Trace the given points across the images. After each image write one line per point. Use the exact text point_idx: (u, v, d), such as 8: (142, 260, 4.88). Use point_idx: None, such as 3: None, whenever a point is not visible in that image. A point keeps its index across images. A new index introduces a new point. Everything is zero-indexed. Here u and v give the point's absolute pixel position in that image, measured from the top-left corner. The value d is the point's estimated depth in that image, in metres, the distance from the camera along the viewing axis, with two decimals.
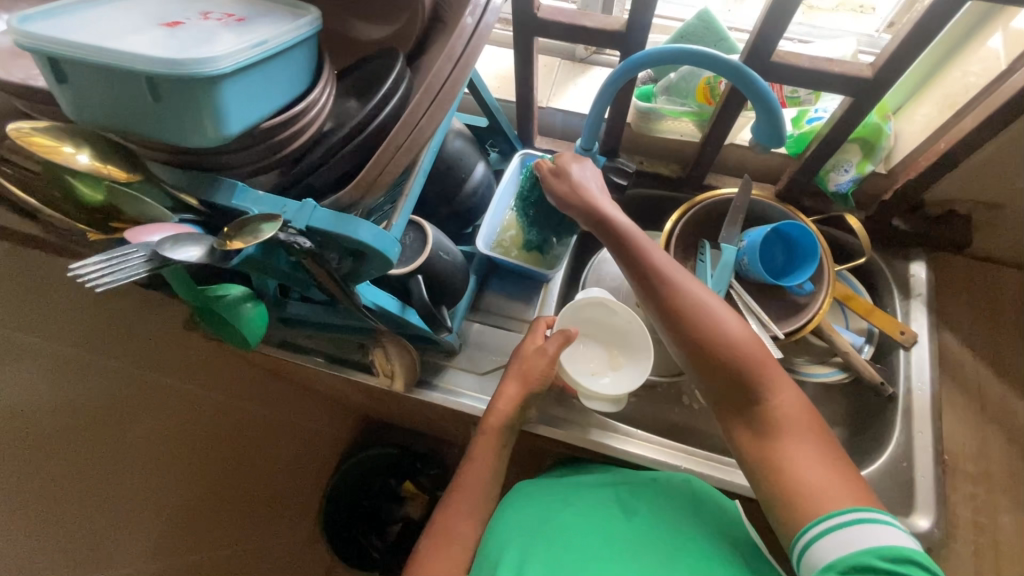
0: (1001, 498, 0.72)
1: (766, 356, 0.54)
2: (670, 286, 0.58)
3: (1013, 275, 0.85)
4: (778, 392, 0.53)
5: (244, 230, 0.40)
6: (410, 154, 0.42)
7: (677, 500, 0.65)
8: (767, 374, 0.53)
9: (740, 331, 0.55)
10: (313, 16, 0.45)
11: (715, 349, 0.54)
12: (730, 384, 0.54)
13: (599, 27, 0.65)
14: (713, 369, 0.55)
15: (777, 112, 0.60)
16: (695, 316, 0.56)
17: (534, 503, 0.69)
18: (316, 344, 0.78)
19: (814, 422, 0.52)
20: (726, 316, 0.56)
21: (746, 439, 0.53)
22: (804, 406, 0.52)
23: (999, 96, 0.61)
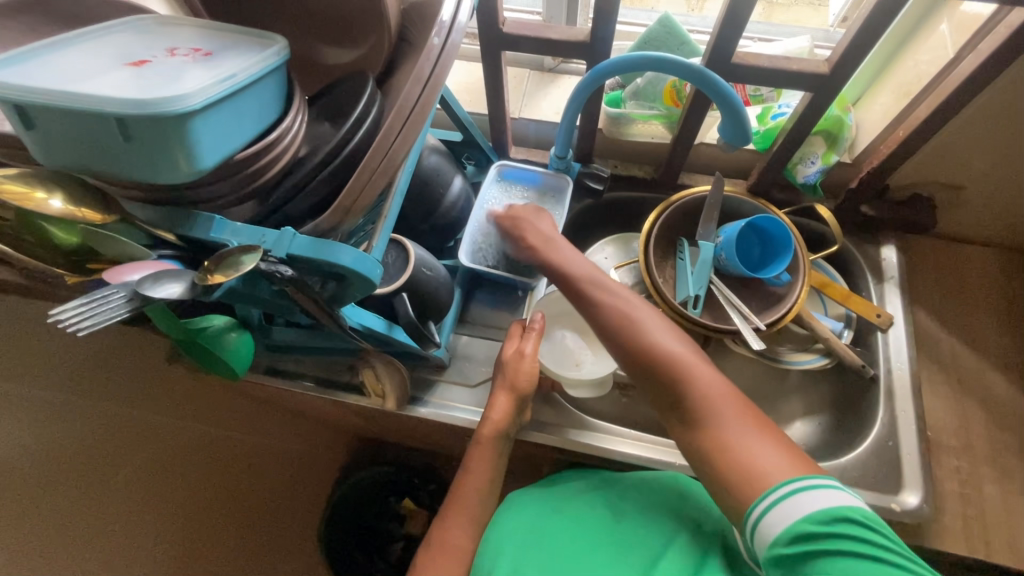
0: (985, 469, 0.74)
1: (679, 344, 0.55)
2: (604, 297, 0.60)
3: (978, 252, 0.88)
4: (702, 376, 0.53)
5: (225, 263, 0.40)
6: (386, 176, 0.43)
7: (668, 497, 0.65)
8: (682, 363, 0.54)
9: (663, 330, 0.57)
10: (280, 46, 0.46)
11: (637, 350, 0.56)
12: (657, 381, 0.55)
13: (564, 38, 0.67)
14: (642, 365, 0.56)
15: (741, 111, 0.62)
16: (620, 321, 0.58)
17: (524, 506, 0.69)
18: (304, 369, 0.77)
19: (742, 406, 0.51)
20: (642, 315, 0.58)
21: (682, 432, 0.54)
22: (725, 389, 0.52)
23: (950, 83, 0.64)
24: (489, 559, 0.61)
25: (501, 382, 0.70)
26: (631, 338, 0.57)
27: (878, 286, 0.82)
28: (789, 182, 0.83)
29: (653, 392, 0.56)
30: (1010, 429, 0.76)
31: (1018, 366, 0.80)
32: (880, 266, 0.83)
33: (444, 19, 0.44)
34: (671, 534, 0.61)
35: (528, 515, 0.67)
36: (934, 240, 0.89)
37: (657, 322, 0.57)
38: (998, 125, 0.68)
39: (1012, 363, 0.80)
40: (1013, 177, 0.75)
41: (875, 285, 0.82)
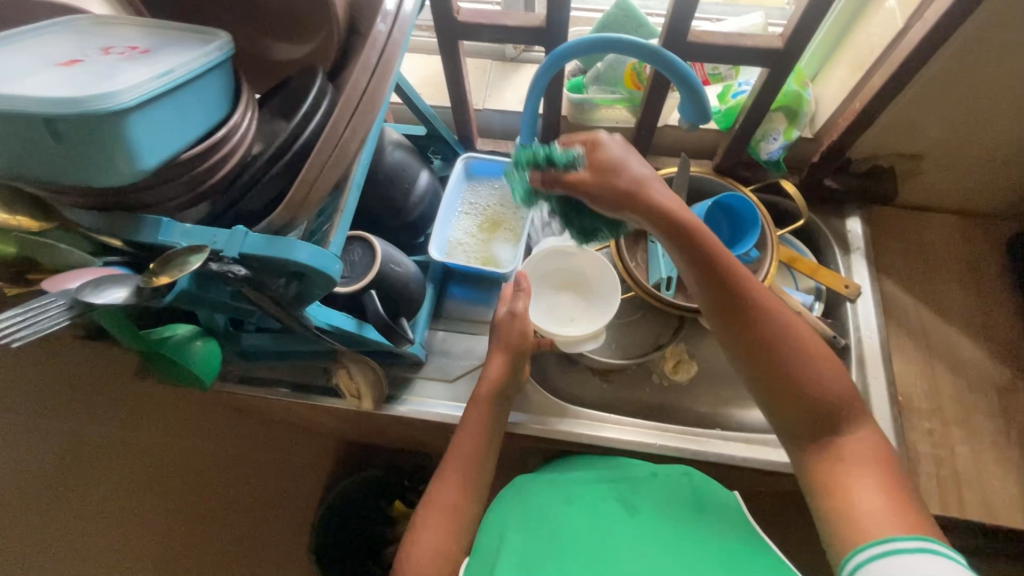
0: (956, 430, 0.76)
1: (842, 387, 0.52)
2: (765, 303, 0.54)
3: (938, 219, 0.90)
4: (854, 428, 0.51)
5: (170, 265, 0.39)
6: (338, 169, 0.42)
7: (678, 492, 0.64)
8: (850, 406, 0.51)
9: (834, 371, 0.53)
10: (223, 40, 0.44)
11: (796, 380, 0.52)
12: (804, 413, 0.52)
13: (520, 25, 0.66)
14: (784, 392, 0.52)
15: (699, 90, 0.62)
16: (802, 342, 0.53)
17: (523, 501, 0.68)
18: (279, 375, 0.75)
19: (883, 461, 0.49)
20: (813, 342, 0.53)
21: (812, 462, 0.51)
22: (877, 444, 0.50)
23: (900, 53, 0.65)
24: (492, 554, 0.60)
25: (498, 344, 0.70)
26: (796, 366, 0.52)
27: (845, 257, 0.83)
28: (754, 159, 0.83)
29: (795, 421, 0.52)
30: (977, 390, 0.78)
31: (982, 327, 0.82)
32: (846, 238, 0.84)
33: (388, 7, 0.44)
34: (676, 523, 0.60)
35: (531, 510, 0.65)
36: (897, 210, 0.91)
37: (823, 353, 0.53)
38: (950, 92, 0.69)
39: (976, 324, 0.82)
40: (968, 143, 0.76)
41: (843, 256, 0.83)
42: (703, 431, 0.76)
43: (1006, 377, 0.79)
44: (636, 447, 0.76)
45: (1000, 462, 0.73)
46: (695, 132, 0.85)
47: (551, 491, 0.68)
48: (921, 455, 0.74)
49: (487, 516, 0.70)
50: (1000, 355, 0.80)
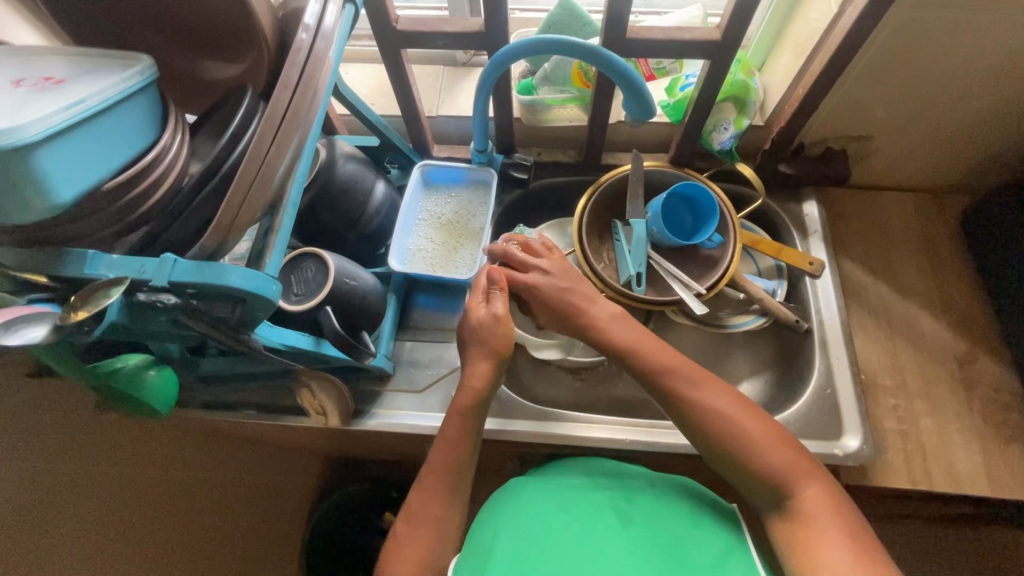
0: (920, 404, 0.77)
1: (781, 447, 0.55)
2: (684, 388, 0.59)
3: (893, 197, 0.91)
4: (806, 489, 0.53)
5: (87, 298, 0.39)
6: (267, 188, 0.41)
7: (677, 501, 0.65)
8: (789, 466, 0.54)
9: (768, 434, 0.56)
10: (144, 64, 0.44)
11: (736, 451, 0.55)
12: (761, 485, 0.55)
13: (459, 30, 0.66)
14: (733, 465, 0.56)
15: (641, 86, 0.63)
16: (737, 417, 0.57)
17: (519, 500, 0.66)
18: (245, 398, 0.74)
19: (842, 514, 0.50)
20: (741, 412, 0.57)
21: (782, 529, 0.53)
22: (830, 497, 0.52)
23: (835, 38, 0.66)
24: (485, 551, 0.59)
25: (481, 350, 0.66)
26: (738, 443, 0.55)
27: (803, 241, 0.84)
28: (707, 149, 0.84)
29: (757, 492, 0.55)
30: (938, 362, 0.79)
31: (940, 301, 0.84)
32: (803, 222, 0.86)
33: (309, 21, 0.45)
34: (669, 527, 0.61)
35: (524, 505, 0.64)
36: (852, 190, 0.92)
37: (762, 424, 0.56)
38: (890, 73, 0.70)
39: (934, 298, 0.84)
40: (912, 121, 0.78)
41: (801, 240, 0.85)
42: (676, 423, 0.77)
43: (965, 348, 0.80)
44: (610, 444, 0.76)
45: (963, 433, 0.75)
46: (649, 126, 0.85)
47: (546, 492, 0.67)
48: (888, 432, 0.75)
49: (478, 518, 0.67)
50: (958, 327, 0.82)
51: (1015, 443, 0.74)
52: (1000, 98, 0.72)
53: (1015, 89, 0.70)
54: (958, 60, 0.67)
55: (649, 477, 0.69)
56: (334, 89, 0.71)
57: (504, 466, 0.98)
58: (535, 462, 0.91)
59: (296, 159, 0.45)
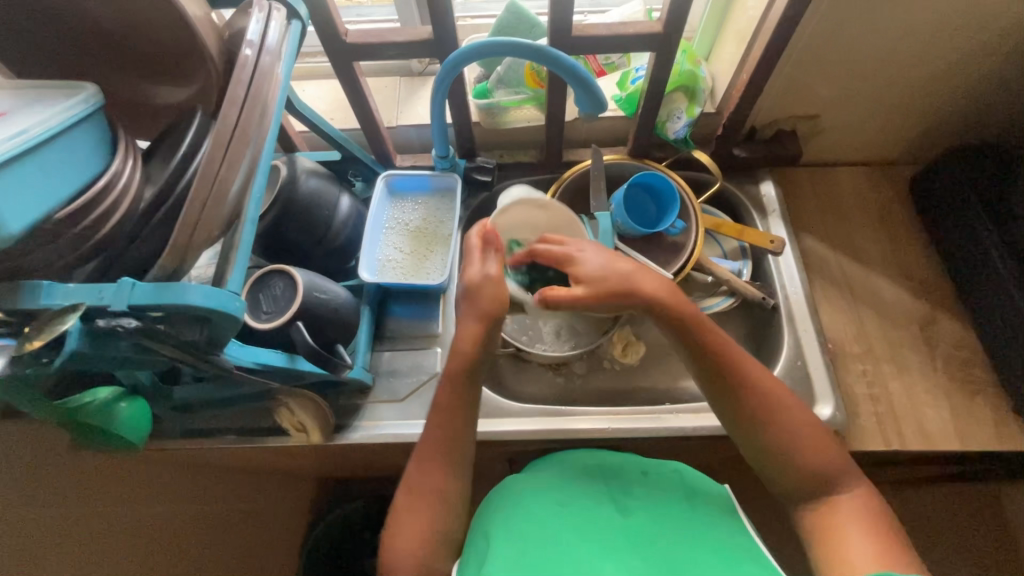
0: (887, 367, 0.80)
1: (827, 446, 0.56)
2: (740, 373, 0.59)
3: (844, 172, 0.95)
4: (849, 488, 0.55)
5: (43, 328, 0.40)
6: (221, 206, 0.41)
7: (674, 489, 0.66)
8: (833, 465, 0.55)
9: (814, 429, 0.57)
10: (90, 92, 0.44)
11: (784, 440, 0.56)
12: (805, 484, 0.55)
13: (407, 40, 0.67)
14: (771, 453, 0.57)
15: (590, 81, 0.64)
16: (785, 412, 0.57)
17: (513, 502, 0.64)
18: (225, 424, 0.73)
19: (879, 521, 0.52)
20: (794, 406, 0.58)
21: (810, 519, 0.55)
22: (872, 504, 0.54)
23: (770, 22, 0.68)
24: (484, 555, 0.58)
25: (470, 309, 0.66)
26: (782, 435, 0.56)
27: (763, 220, 0.87)
28: (663, 139, 0.86)
29: (793, 484, 0.56)
30: (900, 326, 0.83)
31: (898, 267, 0.87)
32: (762, 202, 0.89)
33: (251, 36, 0.45)
34: (670, 518, 0.61)
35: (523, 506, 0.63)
36: (806, 168, 0.95)
37: (809, 419, 0.58)
38: (827, 52, 0.73)
39: (892, 266, 0.87)
40: (853, 97, 0.81)
41: (761, 220, 0.87)
42: (655, 408, 0.78)
43: (925, 310, 0.84)
44: (594, 435, 0.77)
45: (930, 391, 0.78)
46: (606, 121, 0.87)
47: (536, 489, 0.66)
48: (859, 398, 0.78)
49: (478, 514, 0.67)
50: (917, 291, 0.85)
51: (979, 397, 0.77)
52: (933, 69, 0.76)
53: (945, 59, 0.74)
54: (889, 35, 0.70)
55: (644, 463, 0.70)
56: (291, 107, 0.71)
57: (494, 469, 0.98)
58: (524, 460, 0.92)
59: (251, 174, 0.45)
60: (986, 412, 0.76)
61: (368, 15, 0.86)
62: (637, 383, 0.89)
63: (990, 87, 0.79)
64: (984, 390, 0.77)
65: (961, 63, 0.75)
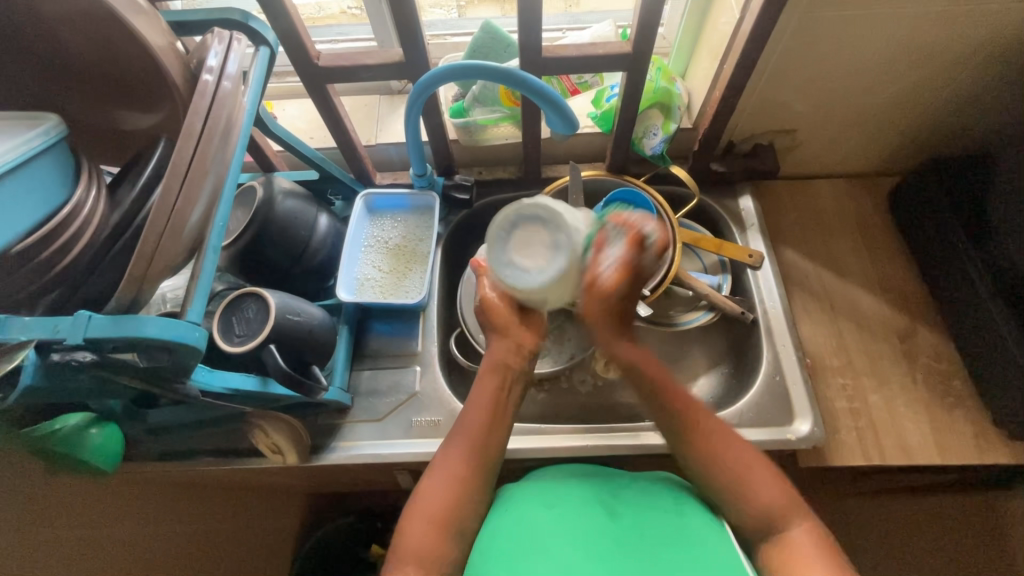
0: (867, 380, 0.79)
1: (771, 478, 0.57)
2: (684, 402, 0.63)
3: (822, 183, 0.96)
4: (797, 523, 0.55)
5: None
6: (179, 236, 0.41)
7: (661, 491, 0.65)
8: (782, 500, 0.56)
9: (757, 468, 0.58)
10: (52, 123, 0.44)
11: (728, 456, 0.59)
12: (751, 516, 0.56)
13: (379, 62, 0.67)
14: (724, 455, 0.59)
15: (560, 102, 0.64)
16: (730, 448, 0.59)
17: (486, 547, 0.58)
18: (202, 445, 0.73)
19: (828, 556, 0.52)
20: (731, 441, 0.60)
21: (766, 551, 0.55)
22: (816, 535, 0.54)
23: (740, 41, 0.69)
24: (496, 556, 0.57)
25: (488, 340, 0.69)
26: (730, 472, 0.58)
27: (742, 234, 0.88)
28: (641, 155, 0.87)
29: (743, 518, 0.57)
30: (880, 338, 0.82)
31: (877, 280, 0.87)
32: (741, 216, 0.89)
33: (211, 63, 0.46)
34: (655, 526, 0.60)
35: (535, 510, 0.62)
36: (786, 181, 0.96)
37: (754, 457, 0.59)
38: (798, 68, 0.74)
39: (871, 278, 0.87)
40: (827, 112, 0.82)
41: (740, 235, 0.88)
42: (636, 424, 0.77)
43: (905, 323, 0.84)
44: (573, 453, 0.76)
45: (910, 404, 0.77)
46: (584, 137, 0.88)
47: (499, 515, 0.62)
48: (839, 411, 0.77)
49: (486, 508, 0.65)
50: (896, 304, 0.85)
51: (958, 408, 0.77)
52: (906, 83, 0.76)
53: (917, 74, 0.75)
54: (859, 51, 0.71)
55: (636, 475, 0.69)
56: (264, 128, 0.71)
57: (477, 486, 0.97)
58: (507, 477, 0.91)
59: (213, 203, 0.45)
60: (965, 425, 0.76)
61: (347, 34, 0.89)
62: (619, 398, 0.88)
63: (962, 100, 0.79)
64: (964, 402, 0.77)
65: (932, 78, 0.75)
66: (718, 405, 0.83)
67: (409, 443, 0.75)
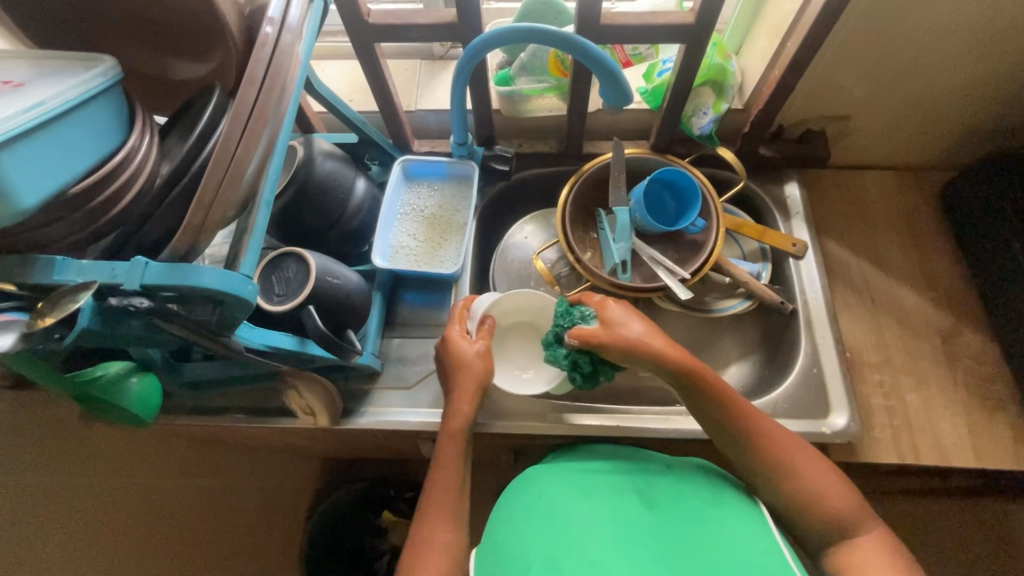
0: (907, 379, 0.78)
1: (833, 484, 0.57)
2: (730, 409, 0.61)
3: (871, 174, 0.92)
4: (866, 529, 0.54)
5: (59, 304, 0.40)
6: (238, 187, 0.41)
7: (699, 481, 0.63)
8: (851, 511, 0.55)
9: (824, 475, 0.57)
10: (109, 65, 0.44)
11: (799, 476, 0.57)
12: (813, 521, 0.56)
13: (431, 22, 0.65)
14: (784, 473, 0.58)
15: (617, 72, 0.62)
16: (802, 461, 0.58)
17: (513, 531, 0.59)
18: (235, 401, 0.73)
19: (900, 564, 0.52)
20: (794, 454, 0.58)
21: (832, 556, 0.55)
22: (884, 536, 0.54)
23: (807, 18, 0.66)
24: (523, 538, 0.58)
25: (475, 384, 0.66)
26: (783, 470, 0.58)
27: (785, 222, 0.85)
28: (687, 136, 0.84)
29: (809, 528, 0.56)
30: (921, 337, 0.80)
31: (923, 277, 0.84)
32: (785, 204, 0.87)
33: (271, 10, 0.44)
34: (686, 512, 0.59)
35: (561, 493, 0.62)
36: (833, 170, 0.93)
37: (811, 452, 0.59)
38: (865, 51, 0.71)
39: (917, 275, 0.84)
40: (888, 99, 0.78)
41: (784, 223, 0.85)
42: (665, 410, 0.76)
43: (949, 322, 0.81)
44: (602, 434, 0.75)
45: (948, 405, 0.76)
46: (629, 114, 0.85)
47: (528, 502, 0.62)
48: (874, 409, 0.76)
49: (511, 495, 0.67)
50: (941, 303, 0.83)
51: (999, 413, 0.75)
52: (978, 72, 0.73)
53: (990, 63, 0.71)
54: (932, 36, 0.67)
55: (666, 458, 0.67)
56: (308, 86, 0.70)
57: (497, 459, 0.97)
58: (528, 453, 0.91)
59: (268, 156, 0.44)
60: (1005, 430, 0.74)
61: None
62: (647, 381, 0.88)
63: None
64: (1005, 407, 0.75)
65: (1005, 68, 0.72)
66: (750, 394, 0.81)
67: (438, 412, 0.75)
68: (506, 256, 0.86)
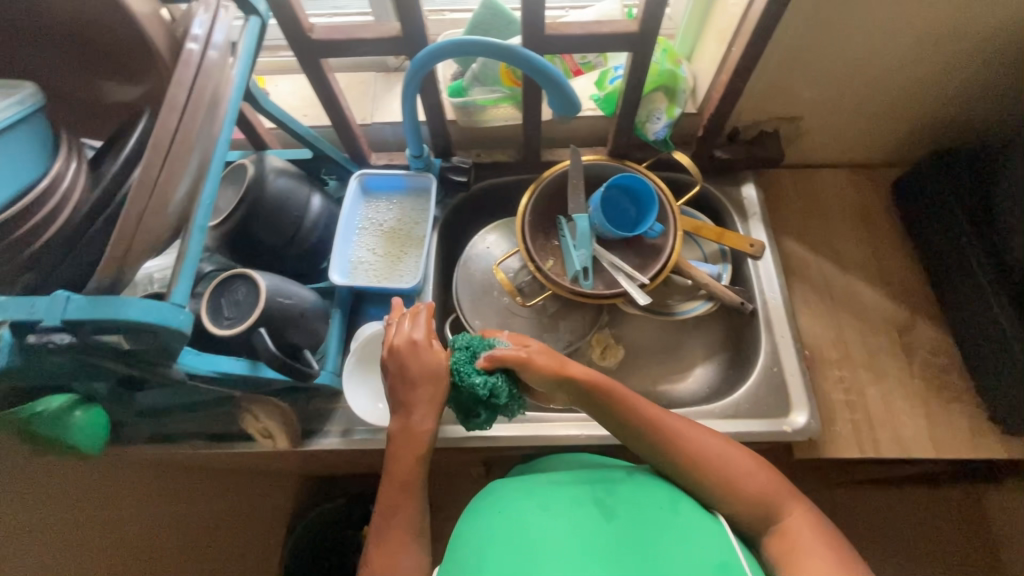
0: (866, 374, 0.79)
1: (750, 466, 0.60)
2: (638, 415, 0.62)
3: (825, 173, 0.94)
4: (789, 509, 0.58)
5: None
6: (161, 215, 0.39)
7: (656, 485, 0.63)
8: (771, 492, 0.58)
9: (739, 462, 0.60)
10: (29, 92, 0.42)
11: (716, 465, 0.60)
12: (746, 507, 0.58)
13: (376, 37, 0.65)
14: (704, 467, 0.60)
15: (562, 83, 0.62)
16: (715, 448, 0.61)
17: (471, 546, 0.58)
18: (191, 428, 0.71)
19: (830, 542, 0.55)
20: (705, 443, 0.61)
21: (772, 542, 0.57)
22: (810, 513, 0.58)
23: (750, 23, 0.67)
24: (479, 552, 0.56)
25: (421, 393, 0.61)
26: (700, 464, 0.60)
27: (743, 223, 0.86)
28: (643, 141, 0.85)
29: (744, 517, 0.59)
30: (878, 331, 0.82)
31: (878, 272, 0.86)
32: (743, 205, 0.87)
33: (195, 31, 0.43)
34: (644, 517, 0.59)
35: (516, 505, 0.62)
36: (789, 170, 0.94)
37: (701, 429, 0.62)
38: (809, 53, 0.72)
39: (873, 270, 0.86)
40: (836, 99, 0.80)
41: (742, 224, 0.86)
42: None
43: (905, 316, 0.83)
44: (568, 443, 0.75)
45: (906, 398, 0.77)
46: (585, 121, 0.86)
47: (485, 516, 0.61)
48: (835, 405, 0.77)
49: (466, 513, 0.65)
50: (896, 297, 0.84)
51: (955, 403, 0.77)
52: (919, 71, 0.74)
53: (929, 62, 0.73)
54: (871, 37, 0.69)
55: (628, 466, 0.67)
56: (254, 103, 0.68)
57: (469, 470, 0.96)
58: (499, 464, 0.90)
59: (199, 179, 0.43)
60: (961, 420, 0.76)
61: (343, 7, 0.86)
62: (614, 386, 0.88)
63: (975, 89, 0.77)
64: (961, 397, 0.77)
65: (944, 67, 0.73)
66: (715, 395, 0.82)
67: None
68: (468, 266, 0.86)
